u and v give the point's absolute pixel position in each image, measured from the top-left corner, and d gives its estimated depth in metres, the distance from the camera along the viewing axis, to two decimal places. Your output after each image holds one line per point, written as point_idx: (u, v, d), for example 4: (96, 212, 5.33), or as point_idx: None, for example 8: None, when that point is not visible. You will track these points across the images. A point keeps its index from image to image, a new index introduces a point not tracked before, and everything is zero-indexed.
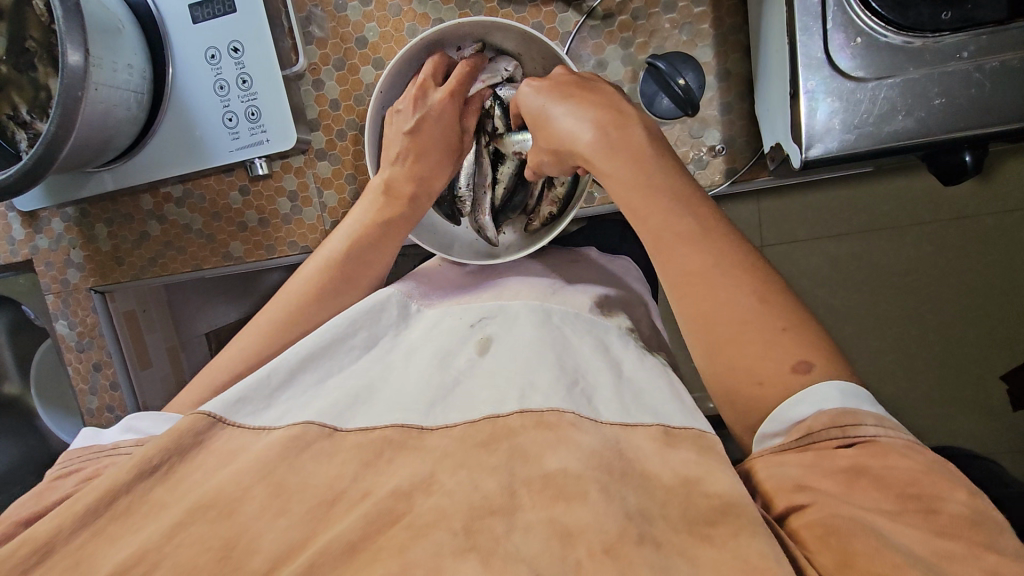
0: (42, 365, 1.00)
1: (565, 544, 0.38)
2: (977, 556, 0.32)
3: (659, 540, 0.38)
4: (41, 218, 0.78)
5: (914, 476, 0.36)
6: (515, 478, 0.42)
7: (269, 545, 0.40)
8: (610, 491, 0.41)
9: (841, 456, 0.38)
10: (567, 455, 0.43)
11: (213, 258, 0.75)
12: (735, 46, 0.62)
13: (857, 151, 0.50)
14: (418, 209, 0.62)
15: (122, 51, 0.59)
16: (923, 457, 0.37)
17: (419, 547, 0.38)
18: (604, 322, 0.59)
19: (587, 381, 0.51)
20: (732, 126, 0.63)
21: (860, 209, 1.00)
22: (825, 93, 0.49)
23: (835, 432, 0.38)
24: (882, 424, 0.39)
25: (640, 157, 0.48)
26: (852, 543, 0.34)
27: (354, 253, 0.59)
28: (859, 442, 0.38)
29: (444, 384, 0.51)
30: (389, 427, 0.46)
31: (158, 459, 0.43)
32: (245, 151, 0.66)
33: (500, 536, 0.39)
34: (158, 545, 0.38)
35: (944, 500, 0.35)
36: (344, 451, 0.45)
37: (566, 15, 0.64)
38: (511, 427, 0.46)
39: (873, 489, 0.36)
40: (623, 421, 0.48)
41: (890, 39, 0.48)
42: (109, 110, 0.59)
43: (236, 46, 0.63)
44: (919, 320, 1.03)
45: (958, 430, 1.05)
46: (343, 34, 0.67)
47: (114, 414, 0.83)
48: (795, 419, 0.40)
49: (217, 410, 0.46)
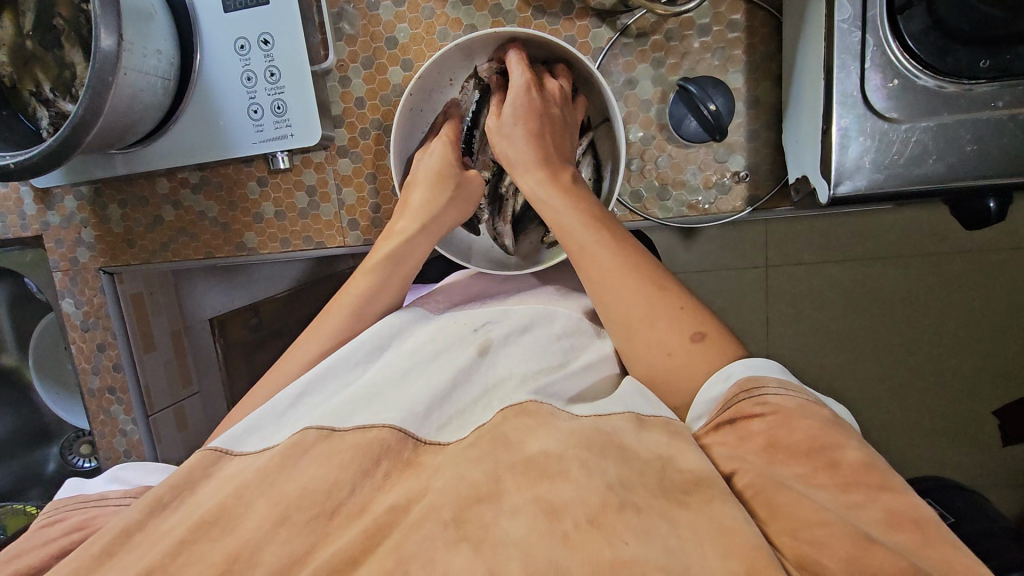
0: (41, 339, 0.98)
1: (551, 518, 0.37)
2: (875, 498, 0.35)
3: (638, 504, 0.38)
4: (54, 194, 0.77)
5: (816, 433, 0.38)
6: (499, 465, 0.41)
7: (274, 557, 0.39)
8: (590, 467, 0.40)
9: (756, 432, 0.40)
10: (547, 438, 0.43)
11: (227, 247, 0.74)
12: (766, 74, 0.62)
13: (885, 191, 0.49)
14: (412, 240, 0.59)
15: (152, 37, 0.58)
16: (818, 414, 0.39)
17: (413, 541, 0.37)
18: (604, 333, 0.60)
19: (566, 388, 0.51)
20: (756, 154, 0.63)
21: (868, 239, 1.01)
22: (858, 131, 0.49)
23: (742, 395, 0.41)
24: (786, 386, 0.42)
25: (566, 188, 0.57)
26: (777, 497, 0.37)
27: (363, 296, 0.57)
28: (766, 401, 0.40)
29: (442, 388, 0.50)
30: (384, 429, 0.45)
31: (168, 497, 0.43)
32: (267, 145, 0.66)
33: (489, 522, 0.38)
34: (163, 564, 0.38)
35: (843, 451, 0.37)
36: (341, 453, 0.44)
37: (599, 30, 0.64)
38: (494, 422, 0.46)
39: (783, 453, 0.38)
40: (595, 413, 0.47)
41: (925, 81, 0.48)
42: (136, 96, 0.58)
43: (266, 38, 0.63)
44: (917, 350, 1.04)
45: (948, 462, 1.06)
46: (373, 33, 0.67)
47: (115, 397, 0.84)
48: (713, 397, 0.43)
49: (223, 444, 0.47)
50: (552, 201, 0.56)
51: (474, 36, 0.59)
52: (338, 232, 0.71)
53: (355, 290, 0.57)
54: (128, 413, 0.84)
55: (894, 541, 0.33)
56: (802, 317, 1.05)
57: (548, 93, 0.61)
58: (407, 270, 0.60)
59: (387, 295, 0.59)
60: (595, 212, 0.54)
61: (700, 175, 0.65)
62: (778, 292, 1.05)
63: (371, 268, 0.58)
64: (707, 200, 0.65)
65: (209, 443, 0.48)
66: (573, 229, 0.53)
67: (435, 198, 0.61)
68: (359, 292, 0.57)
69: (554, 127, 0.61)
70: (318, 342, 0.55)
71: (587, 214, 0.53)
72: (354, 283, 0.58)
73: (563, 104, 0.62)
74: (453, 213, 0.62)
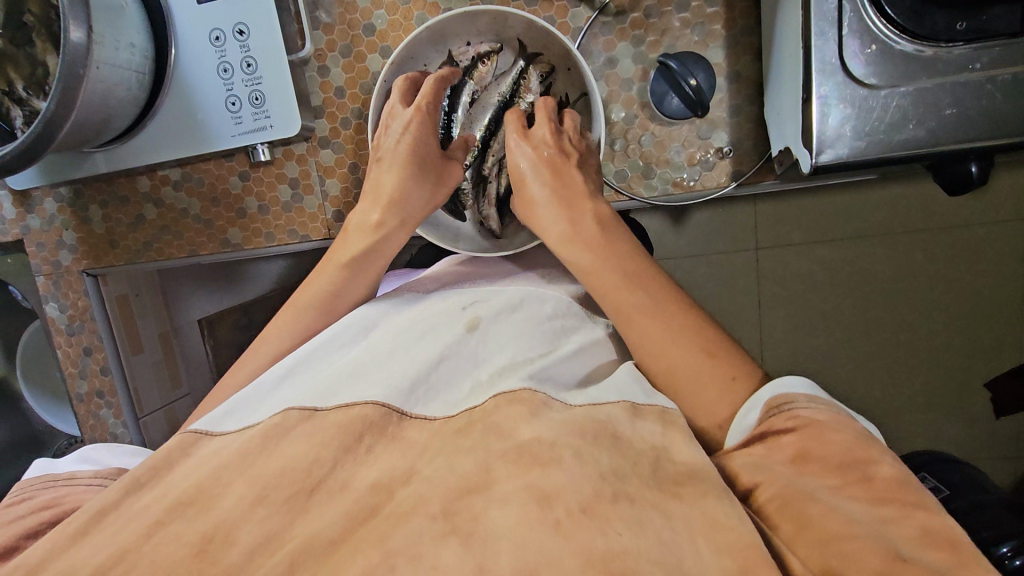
0: (26, 347, 0.97)
1: (543, 506, 0.37)
2: (909, 515, 0.35)
3: (631, 495, 0.38)
4: (33, 197, 0.76)
5: (848, 447, 0.38)
6: (490, 455, 0.41)
7: (248, 537, 0.38)
8: (583, 456, 0.40)
9: (785, 444, 0.40)
10: (538, 425, 0.42)
11: (211, 244, 0.73)
12: (747, 49, 0.62)
13: (867, 158, 0.49)
14: (392, 234, 0.60)
15: (124, 30, 0.57)
16: (852, 428, 0.39)
17: (400, 535, 0.37)
18: (592, 319, 0.60)
19: (556, 370, 0.51)
20: (739, 129, 0.63)
21: (855, 216, 1.01)
22: (837, 98, 0.49)
23: (773, 410, 0.42)
24: (815, 400, 0.42)
25: (593, 241, 0.56)
26: (809, 508, 0.36)
27: (334, 289, 0.57)
28: (797, 415, 0.41)
29: (428, 362, 0.49)
30: (368, 405, 0.45)
31: (144, 478, 0.42)
32: (246, 137, 0.65)
33: (479, 515, 0.37)
34: (136, 545, 0.38)
35: (876, 467, 0.37)
36: (323, 431, 0.44)
37: (578, 10, 0.64)
38: (487, 408, 0.45)
39: (815, 464, 0.38)
40: (591, 402, 0.47)
41: (904, 46, 0.47)
42: (110, 90, 0.57)
43: (240, 29, 0.62)
44: (908, 327, 1.04)
45: (941, 435, 1.07)
46: (350, 21, 0.66)
47: (103, 400, 0.83)
48: (747, 426, 0.43)
49: (203, 426, 0.46)
50: (579, 261, 0.56)
51: (444, 18, 0.60)
52: (325, 225, 0.71)
53: (324, 285, 0.57)
54: (117, 416, 0.83)
55: (928, 558, 0.32)
56: (793, 297, 1.06)
57: (540, 136, 0.60)
58: (382, 254, 0.60)
59: (356, 296, 0.59)
60: (624, 273, 0.54)
61: (684, 152, 0.65)
62: (768, 274, 1.05)
63: (343, 265, 0.58)
64: (692, 176, 0.65)
65: (192, 424, 0.48)
66: (607, 294, 0.54)
67: (404, 188, 0.60)
68: (326, 288, 0.57)
69: (560, 163, 0.59)
70: (299, 324, 0.55)
71: (621, 277, 0.53)
72: (322, 277, 0.58)
73: (559, 140, 0.61)
74: (429, 204, 0.62)
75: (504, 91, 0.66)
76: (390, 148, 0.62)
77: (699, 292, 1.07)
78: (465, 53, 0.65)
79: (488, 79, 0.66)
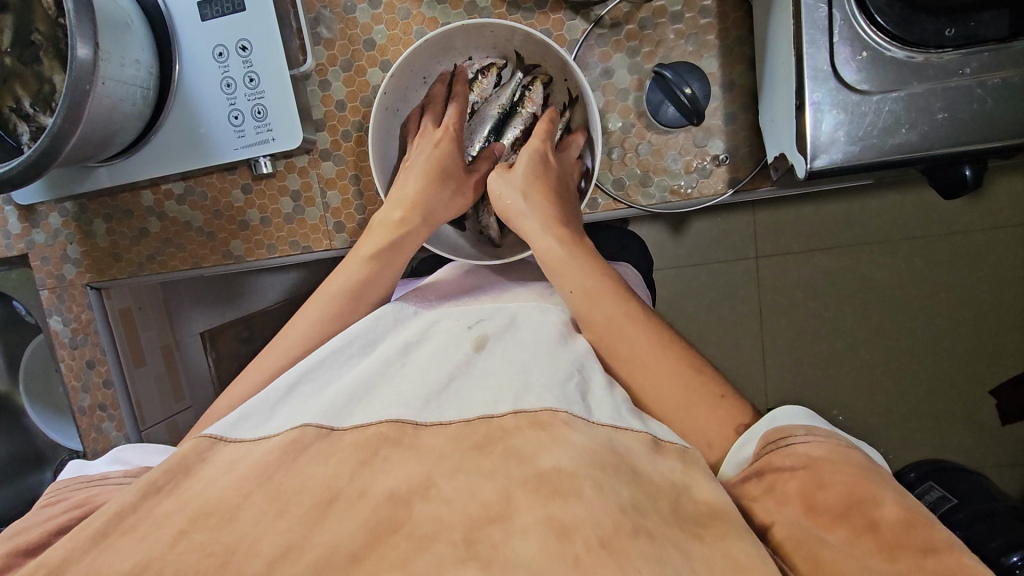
0: (31, 363, 0.97)
1: (561, 539, 0.37)
2: (911, 553, 0.34)
3: (652, 530, 0.37)
4: (39, 212, 0.77)
5: (849, 487, 0.37)
6: (510, 482, 0.41)
7: (270, 547, 0.38)
8: (603, 488, 0.39)
9: (791, 493, 0.39)
10: (560, 453, 0.42)
11: (213, 256, 0.74)
12: (741, 58, 0.63)
13: (861, 162, 0.50)
14: (417, 229, 0.60)
15: (129, 46, 0.58)
16: (852, 461, 0.39)
17: (424, 558, 0.37)
18: None
19: (571, 375, 0.50)
20: (735, 137, 0.64)
21: (854, 224, 1.02)
22: (831, 104, 0.49)
23: (769, 447, 0.41)
24: (814, 433, 0.41)
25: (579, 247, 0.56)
26: (820, 551, 0.36)
27: (363, 279, 0.57)
28: (793, 452, 0.40)
29: (439, 381, 0.50)
30: (383, 424, 0.46)
31: (162, 481, 0.42)
32: (249, 150, 0.66)
33: (500, 543, 0.38)
34: (160, 554, 0.37)
35: (873, 502, 0.36)
36: (339, 451, 0.44)
37: (574, 22, 0.65)
38: (506, 429, 0.45)
39: (817, 505, 0.38)
40: (615, 422, 0.46)
41: (894, 52, 0.48)
42: (114, 105, 0.58)
43: (243, 44, 0.63)
44: (910, 333, 1.04)
45: (949, 442, 1.05)
46: (351, 36, 0.68)
47: (106, 413, 0.82)
48: (745, 456, 0.43)
49: (218, 431, 0.46)
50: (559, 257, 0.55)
51: (443, 31, 0.60)
52: (325, 235, 0.71)
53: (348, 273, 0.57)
54: (119, 429, 0.82)
55: None
56: (793, 306, 1.06)
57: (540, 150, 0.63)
58: (397, 263, 0.59)
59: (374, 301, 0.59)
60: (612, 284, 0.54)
61: (680, 161, 0.65)
62: (769, 283, 1.06)
63: (367, 257, 0.57)
64: (689, 184, 0.65)
65: (206, 429, 0.47)
66: (596, 303, 0.53)
67: (428, 192, 0.61)
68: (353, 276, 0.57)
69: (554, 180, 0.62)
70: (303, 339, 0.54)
71: (612, 289, 0.53)
72: (345, 269, 0.57)
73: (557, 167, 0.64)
74: (451, 206, 0.63)
75: (504, 102, 0.68)
76: (418, 160, 0.64)
77: (699, 301, 1.08)
78: (473, 65, 0.68)
79: (488, 92, 0.69)
